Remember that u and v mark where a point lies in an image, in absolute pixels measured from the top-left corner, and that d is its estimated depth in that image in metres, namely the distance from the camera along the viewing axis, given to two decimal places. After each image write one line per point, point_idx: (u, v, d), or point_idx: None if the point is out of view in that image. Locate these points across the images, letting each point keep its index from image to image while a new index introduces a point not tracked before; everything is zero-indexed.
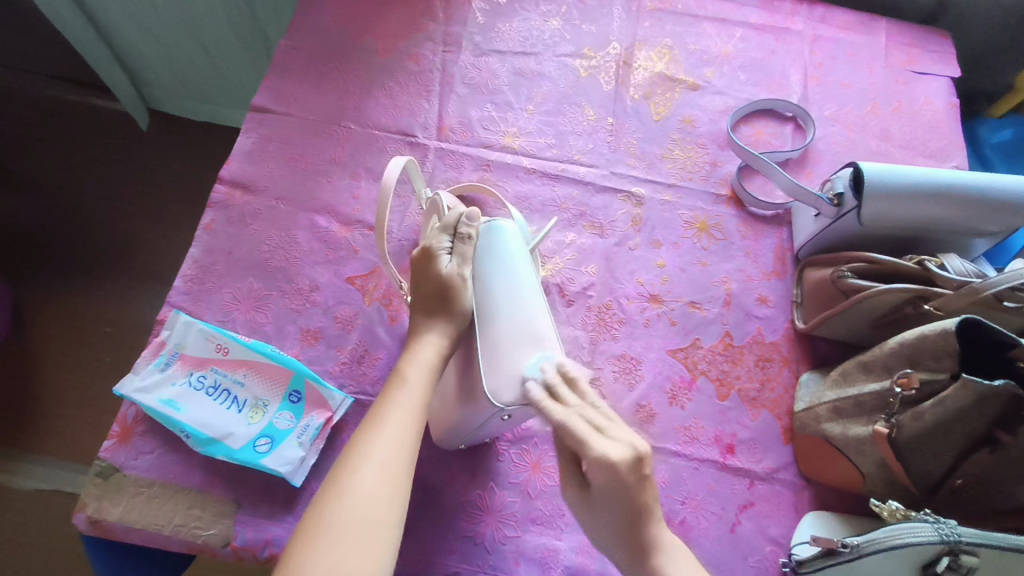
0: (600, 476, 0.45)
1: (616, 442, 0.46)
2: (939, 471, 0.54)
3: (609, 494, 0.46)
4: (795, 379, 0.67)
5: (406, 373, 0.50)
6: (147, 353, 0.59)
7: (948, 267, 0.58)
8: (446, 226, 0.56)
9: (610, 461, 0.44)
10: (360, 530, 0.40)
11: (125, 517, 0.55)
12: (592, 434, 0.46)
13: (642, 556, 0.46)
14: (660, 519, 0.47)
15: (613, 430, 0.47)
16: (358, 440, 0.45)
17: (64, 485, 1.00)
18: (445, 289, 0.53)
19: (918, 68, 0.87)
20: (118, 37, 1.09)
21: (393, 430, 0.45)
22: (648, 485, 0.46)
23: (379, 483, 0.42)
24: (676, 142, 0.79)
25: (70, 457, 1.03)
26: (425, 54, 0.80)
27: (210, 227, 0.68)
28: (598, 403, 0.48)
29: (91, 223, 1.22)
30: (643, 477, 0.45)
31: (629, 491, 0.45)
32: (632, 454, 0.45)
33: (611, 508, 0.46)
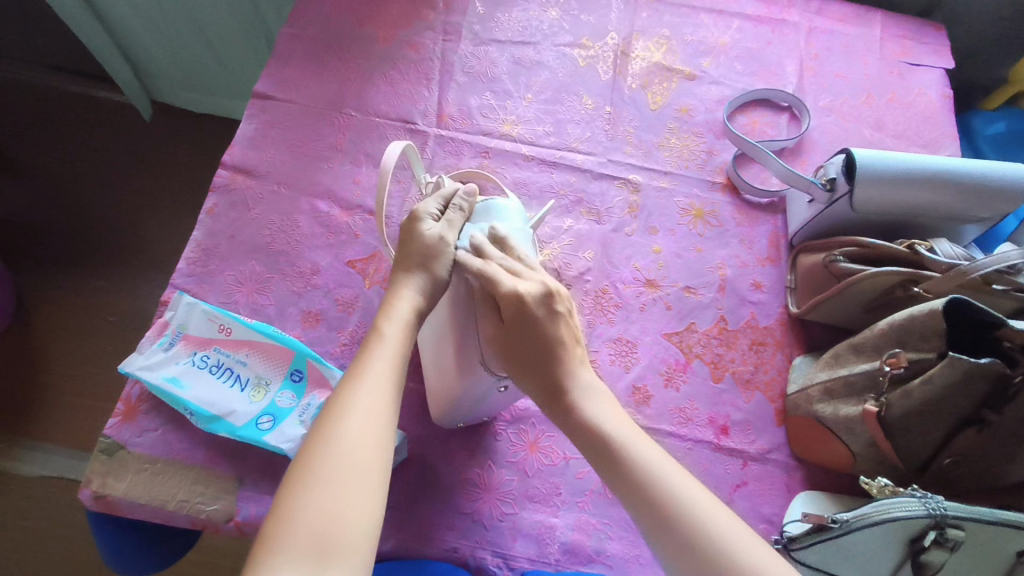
0: (511, 305, 0.50)
1: (528, 281, 0.52)
2: (927, 450, 0.55)
3: (524, 327, 0.50)
4: (789, 363, 0.68)
5: (382, 329, 0.50)
6: (152, 333, 0.60)
7: (938, 250, 0.59)
8: (440, 196, 0.58)
9: (519, 290, 0.50)
10: (350, 476, 0.41)
11: (129, 493, 0.56)
12: (506, 276, 0.51)
13: (558, 389, 0.50)
14: (583, 363, 0.52)
15: (528, 271, 0.53)
16: (341, 391, 0.45)
17: (67, 472, 1.02)
18: (431, 251, 0.54)
19: (912, 60, 0.88)
20: (119, 27, 1.09)
21: (376, 381, 0.46)
22: (564, 315, 0.52)
23: (364, 432, 0.43)
24: (673, 130, 0.80)
25: (72, 444, 1.04)
26: (425, 43, 0.81)
27: (213, 211, 0.69)
28: (523, 256, 0.55)
29: (92, 213, 1.22)
30: (554, 306, 0.51)
31: (538, 320, 0.50)
32: (541, 289, 0.51)
33: (525, 344, 0.50)
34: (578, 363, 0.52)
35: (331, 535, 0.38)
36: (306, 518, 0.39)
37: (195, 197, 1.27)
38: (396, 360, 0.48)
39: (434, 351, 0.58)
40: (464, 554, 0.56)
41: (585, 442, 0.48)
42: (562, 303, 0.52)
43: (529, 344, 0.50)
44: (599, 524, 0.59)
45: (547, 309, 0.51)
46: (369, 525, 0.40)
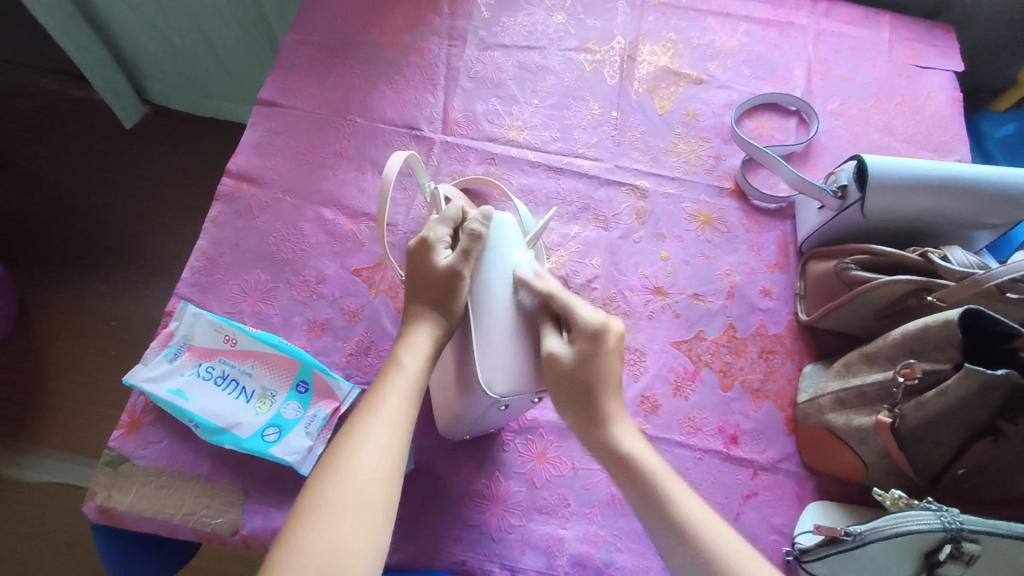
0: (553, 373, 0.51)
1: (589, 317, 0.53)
2: (941, 461, 0.54)
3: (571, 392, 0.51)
4: (799, 371, 0.68)
5: (397, 358, 0.50)
6: (156, 344, 0.60)
7: (952, 259, 0.58)
8: (446, 218, 0.56)
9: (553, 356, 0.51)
10: (358, 507, 0.41)
11: (135, 505, 0.55)
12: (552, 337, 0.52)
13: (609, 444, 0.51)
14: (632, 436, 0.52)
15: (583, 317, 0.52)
16: (355, 421, 0.46)
17: (74, 478, 1.01)
18: (447, 285, 0.52)
19: (921, 62, 0.87)
20: (118, 33, 1.10)
21: (391, 412, 0.46)
22: (614, 359, 0.52)
23: (375, 464, 0.43)
24: (680, 135, 0.79)
25: (76, 450, 1.04)
26: (430, 48, 0.80)
27: (217, 219, 0.68)
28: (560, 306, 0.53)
29: (95, 219, 1.22)
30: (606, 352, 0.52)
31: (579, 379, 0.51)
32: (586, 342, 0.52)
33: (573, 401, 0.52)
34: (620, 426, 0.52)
35: (336, 568, 0.39)
36: (315, 546, 0.39)
37: (199, 202, 1.26)
38: (411, 394, 0.48)
39: (440, 369, 0.57)
40: (472, 567, 0.55)
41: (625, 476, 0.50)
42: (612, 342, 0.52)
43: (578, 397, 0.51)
44: (608, 536, 0.58)
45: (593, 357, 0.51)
46: (373, 561, 0.40)
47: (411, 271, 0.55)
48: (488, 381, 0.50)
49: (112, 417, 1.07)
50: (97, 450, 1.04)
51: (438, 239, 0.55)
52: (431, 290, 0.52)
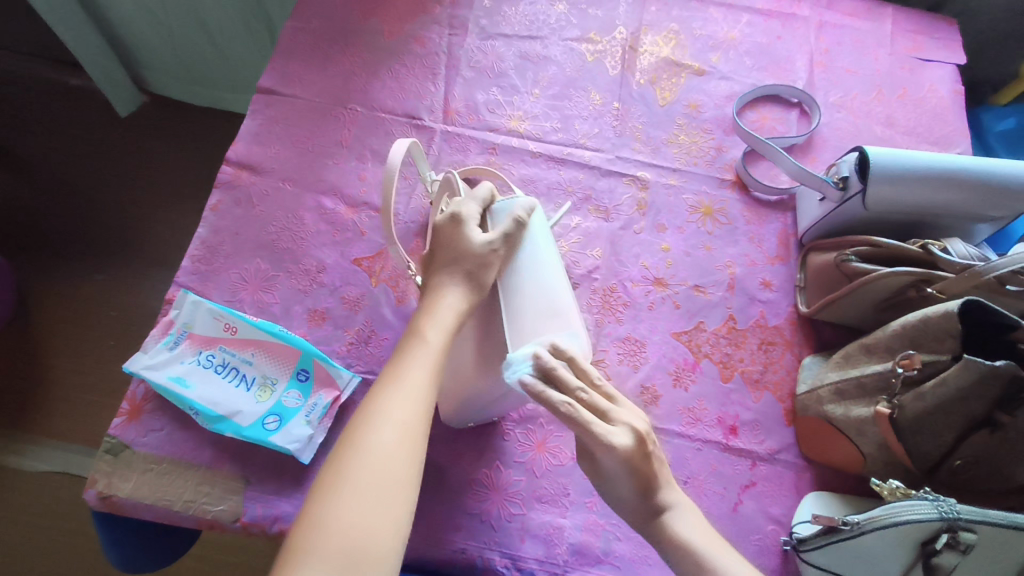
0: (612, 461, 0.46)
1: (627, 414, 0.48)
2: (938, 452, 0.55)
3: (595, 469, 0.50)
4: (798, 363, 0.68)
5: (421, 327, 0.50)
6: (156, 332, 0.60)
7: (952, 251, 0.58)
8: (477, 199, 0.57)
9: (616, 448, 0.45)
10: (380, 484, 0.41)
11: (135, 493, 0.56)
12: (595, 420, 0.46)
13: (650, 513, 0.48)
14: (671, 481, 0.49)
15: (617, 410, 0.48)
16: (376, 398, 0.45)
17: (72, 468, 1.01)
18: (482, 261, 0.53)
19: (923, 55, 0.87)
20: (114, 19, 1.09)
21: (413, 390, 0.46)
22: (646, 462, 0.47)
23: (397, 443, 0.43)
24: (681, 126, 0.79)
25: (75, 439, 1.04)
26: (431, 37, 0.80)
27: (217, 207, 0.68)
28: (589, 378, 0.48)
29: (92, 208, 1.21)
30: (647, 455, 0.47)
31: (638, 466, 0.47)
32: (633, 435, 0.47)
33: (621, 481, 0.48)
34: (665, 487, 0.49)
35: (361, 547, 0.38)
36: (335, 525, 0.38)
37: (198, 192, 1.26)
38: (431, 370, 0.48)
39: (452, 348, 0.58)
40: (472, 555, 0.56)
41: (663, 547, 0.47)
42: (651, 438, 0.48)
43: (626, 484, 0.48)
44: (608, 525, 0.58)
45: (640, 456, 0.47)
46: (396, 540, 0.40)
47: (436, 249, 0.54)
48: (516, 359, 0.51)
49: (110, 405, 1.07)
50: (94, 439, 1.04)
51: (470, 218, 0.55)
52: (464, 264, 0.52)
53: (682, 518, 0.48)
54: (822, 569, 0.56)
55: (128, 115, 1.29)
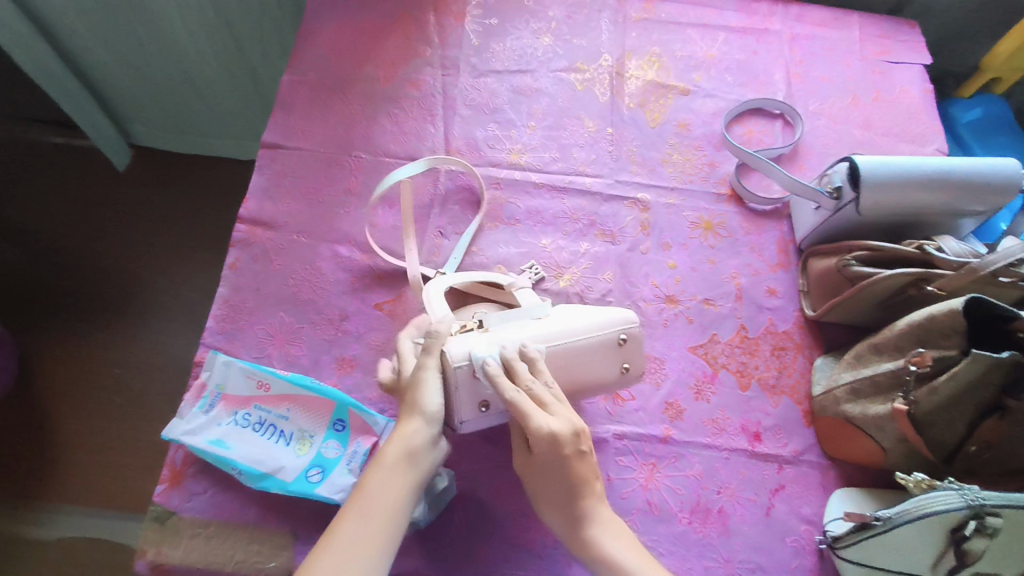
0: (544, 448, 0.48)
1: (557, 418, 0.49)
2: (954, 440, 0.57)
3: (546, 467, 0.50)
4: (810, 365, 0.71)
5: (385, 454, 0.48)
6: (190, 396, 0.61)
7: (946, 249, 0.62)
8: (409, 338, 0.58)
9: (553, 433, 0.48)
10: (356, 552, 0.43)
11: (186, 559, 0.56)
12: (538, 411, 0.49)
13: (578, 528, 0.50)
14: (601, 495, 0.52)
15: (560, 406, 0.50)
16: (371, 473, 0.47)
17: (120, 535, 1.01)
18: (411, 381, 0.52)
19: (892, 58, 0.92)
20: (95, 75, 1.09)
21: (402, 469, 0.48)
22: (572, 463, 0.49)
23: (378, 517, 0.45)
24: (674, 146, 0.82)
25: (112, 505, 1.03)
26: (425, 79, 0.82)
27: (235, 266, 0.69)
28: (553, 385, 0.52)
29: (88, 267, 1.21)
30: (576, 456, 0.49)
31: (566, 463, 0.49)
32: (571, 430, 0.49)
33: (550, 477, 0.50)
34: (596, 498, 0.51)
35: None
36: None
37: (208, 244, 1.25)
38: (392, 505, 0.46)
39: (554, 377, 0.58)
40: None
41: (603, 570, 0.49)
42: (587, 442, 0.50)
43: (553, 485, 0.50)
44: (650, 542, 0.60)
45: (566, 458, 0.49)
46: None
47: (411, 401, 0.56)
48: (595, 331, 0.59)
49: (147, 467, 1.06)
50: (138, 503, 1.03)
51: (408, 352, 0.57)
52: (414, 399, 0.51)
53: (608, 537, 0.50)
54: (857, 564, 0.58)
55: (120, 170, 1.29)
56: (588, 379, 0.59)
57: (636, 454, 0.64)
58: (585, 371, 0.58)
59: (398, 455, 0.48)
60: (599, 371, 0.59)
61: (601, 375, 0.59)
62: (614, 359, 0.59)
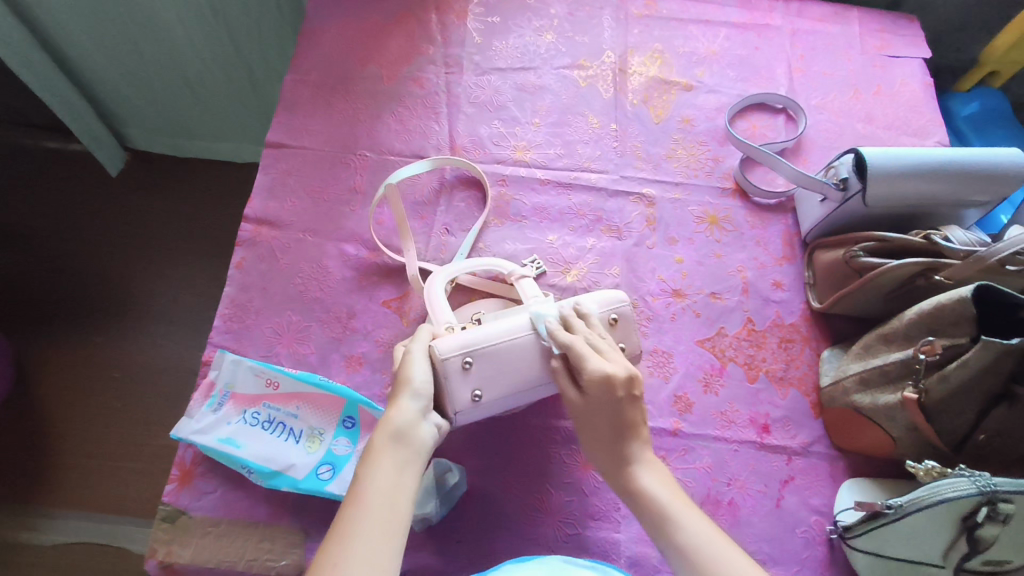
0: (596, 389, 0.51)
1: (613, 363, 0.53)
2: (962, 429, 0.58)
3: (599, 406, 0.52)
4: (817, 357, 0.71)
5: (373, 442, 0.47)
6: (199, 395, 0.61)
7: (954, 239, 0.62)
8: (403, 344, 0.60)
9: (608, 373, 0.51)
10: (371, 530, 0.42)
11: (197, 558, 0.56)
12: (592, 356, 0.53)
13: (626, 468, 0.51)
14: (647, 441, 0.53)
15: (614, 355, 0.53)
16: (369, 455, 0.46)
17: (123, 540, 1.00)
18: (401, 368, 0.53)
19: (892, 52, 0.92)
20: (93, 78, 1.09)
21: (399, 446, 0.47)
22: (632, 403, 0.52)
23: (384, 493, 0.44)
24: (678, 141, 0.82)
25: (113, 509, 1.02)
26: (428, 77, 0.82)
27: (241, 265, 0.69)
28: (609, 338, 0.56)
29: (88, 271, 1.20)
30: (629, 398, 0.52)
31: (619, 404, 0.51)
32: (627, 373, 0.52)
33: (602, 417, 0.52)
34: (643, 442, 0.52)
35: None
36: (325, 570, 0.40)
37: (209, 247, 1.25)
38: (388, 486, 0.45)
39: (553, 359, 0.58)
40: None
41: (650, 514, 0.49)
42: (639, 389, 0.53)
43: (603, 426, 0.52)
44: None
45: (619, 398, 0.51)
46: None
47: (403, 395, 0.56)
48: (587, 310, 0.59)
49: (151, 471, 1.06)
50: (142, 507, 1.03)
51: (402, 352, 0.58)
52: (400, 384, 0.51)
53: (648, 474, 0.51)
54: (867, 553, 0.58)
55: (115, 174, 1.28)
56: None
57: None
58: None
59: (387, 438, 0.47)
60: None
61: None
62: (609, 340, 0.59)
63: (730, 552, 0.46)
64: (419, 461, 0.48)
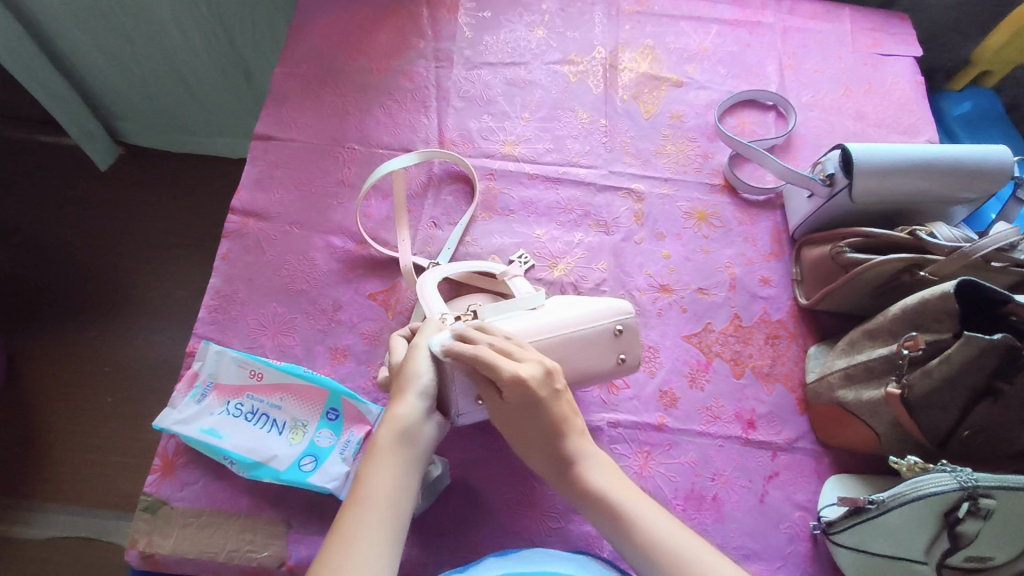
0: (514, 394, 0.48)
1: (527, 363, 0.49)
2: (947, 425, 0.57)
3: (524, 409, 0.49)
4: (804, 353, 0.71)
5: (378, 441, 0.47)
6: (182, 385, 0.61)
7: (938, 235, 0.62)
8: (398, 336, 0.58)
9: (522, 378, 0.47)
10: (373, 535, 0.41)
11: (177, 549, 0.56)
12: (502, 358, 0.48)
13: (565, 466, 0.50)
14: (584, 433, 0.51)
15: (523, 353, 0.50)
16: (371, 458, 0.46)
17: (107, 535, 1.00)
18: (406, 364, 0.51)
19: (883, 50, 0.92)
20: (84, 70, 1.08)
21: (402, 448, 0.46)
22: (556, 404, 0.49)
23: (386, 497, 0.43)
24: (667, 137, 0.82)
25: (99, 504, 1.02)
26: (418, 71, 0.82)
27: (227, 256, 0.69)
28: (511, 337, 0.52)
29: (79, 266, 1.20)
30: (548, 394, 0.48)
31: (543, 405, 0.48)
32: (542, 370, 0.49)
33: (527, 421, 0.49)
34: (579, 436, 0.50)
35: None
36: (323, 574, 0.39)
37: (201, 242, 1.24)
38: (390, 489, 0.44)
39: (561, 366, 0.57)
40: None
41: (596, 510, 0.48)
42: (560, 379, 0.50)
43: (530, 430, 0.50)
44: None
45: (539, 399, 0.48)
46: None
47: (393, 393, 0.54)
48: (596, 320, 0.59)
49: (139, 465, 1.05)
50: (129, 502, 1.02)
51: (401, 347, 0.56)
52: (406, 380, 0.50)
53: (593, 469, 0.50)
54: (851, 550, 0.58)
55: (105, 168, 1.28)
56: (585, 367, 0.58)
57: (631, 442, 0.64)
58: (581, 361, 0.58)
59: (392, 437, 0.46)
60: (595, 361, 0.59)
61: (598, 364, 0.59)
62: (610, 350, 0.59)
63: (690, 538, 0.45)
64: (420, 463, 0.47)
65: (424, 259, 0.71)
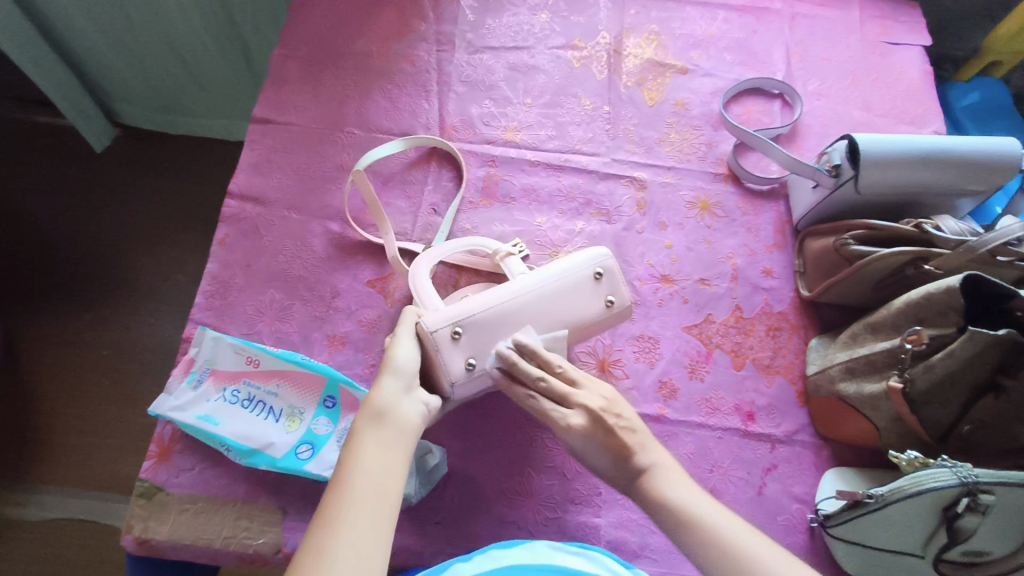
0: (573, 435, 0.51)
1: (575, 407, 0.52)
2: (948, 420, 0.57)
3: (592, 443, 0.51)
4: (805, 345, 0.71)
5: (355, 425, 0.46)
6: (180, 371, 0.60)
7: (945, 229, 0.61)
8: None
9: (568, 429, 0.51)
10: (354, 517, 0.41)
11: (172, 535, 0.56)
12: (553, 404, 0.52)
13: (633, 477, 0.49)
14: (651, 444, 0.51)
15: (578, 393, 0.52)
16: (351, 440, 0.45)
17: (103, 517, 1.00)
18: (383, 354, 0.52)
19: (893, 38, 0.90)
20: (83, 52, 1.06)
21: (382, 430, 0.46)
22: (612, 436, 0.50)
23: (367, 480, 0.43)
24: (671, 125, 0.81)
25: (96, 486, 1.02)
26: (420, 54, 0.81)
27: (224, 241, 0.68)
28: (564, 367, 0.54)
29: (77, 249, 1.19)
30: (608, 429, 0.50)
31: (602, 439, 0.50)
32: (587, 416, 0.51)
33: (596, 448, 0.51)
34: (642, 450, 0.50)
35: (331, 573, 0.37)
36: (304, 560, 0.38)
37: (200, 226, 1.23)
38: (373, 470, 0.43)
39: (552, 317, 0.58)
40: None
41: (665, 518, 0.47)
42: (614, 414, 0.51)
43: (599, 455, 0.51)
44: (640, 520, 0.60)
45: (601, 432, 0.50)
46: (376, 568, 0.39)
47: None
48: (574, 268, 0.60)
49: (136, 449, 1.05)
50: (127, 485, 1.02)
51: None
52: (382, 366, 0.51)
53: (663, 476, 0.49)
54: (848, 543, 0.58)
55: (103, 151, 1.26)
56: (577, 318, 0.59)
57: None
58: (569, 311, 0.59)
59: (368, 420, 0.46)
60: (585, 309, 0.60)
61: (587, 310, 0.59)
62: (597, 295, 0.60)
63: (727, 518, 0.46)
64: (405, 439, 0.47)
65: (422, 245, 0.70)
